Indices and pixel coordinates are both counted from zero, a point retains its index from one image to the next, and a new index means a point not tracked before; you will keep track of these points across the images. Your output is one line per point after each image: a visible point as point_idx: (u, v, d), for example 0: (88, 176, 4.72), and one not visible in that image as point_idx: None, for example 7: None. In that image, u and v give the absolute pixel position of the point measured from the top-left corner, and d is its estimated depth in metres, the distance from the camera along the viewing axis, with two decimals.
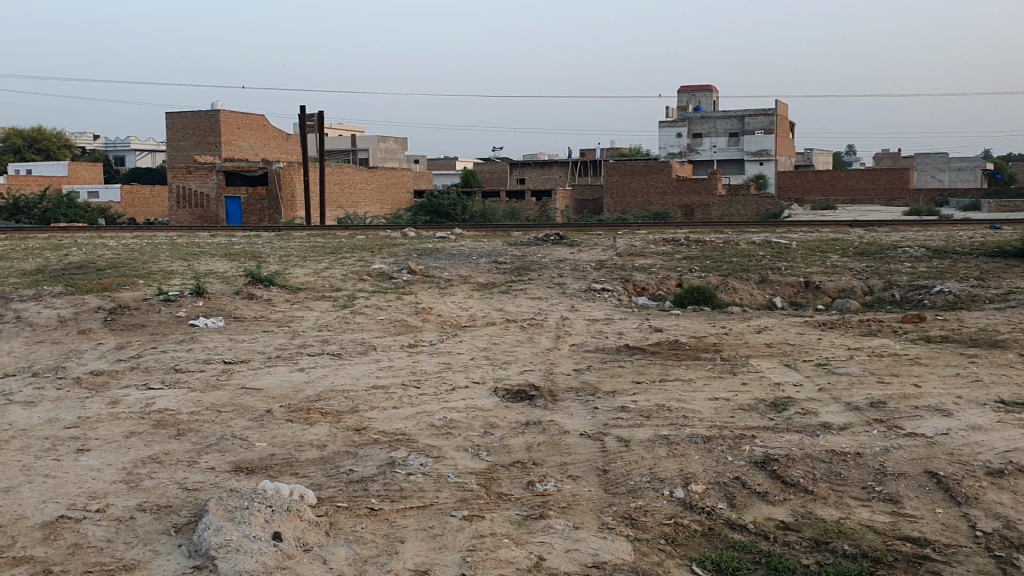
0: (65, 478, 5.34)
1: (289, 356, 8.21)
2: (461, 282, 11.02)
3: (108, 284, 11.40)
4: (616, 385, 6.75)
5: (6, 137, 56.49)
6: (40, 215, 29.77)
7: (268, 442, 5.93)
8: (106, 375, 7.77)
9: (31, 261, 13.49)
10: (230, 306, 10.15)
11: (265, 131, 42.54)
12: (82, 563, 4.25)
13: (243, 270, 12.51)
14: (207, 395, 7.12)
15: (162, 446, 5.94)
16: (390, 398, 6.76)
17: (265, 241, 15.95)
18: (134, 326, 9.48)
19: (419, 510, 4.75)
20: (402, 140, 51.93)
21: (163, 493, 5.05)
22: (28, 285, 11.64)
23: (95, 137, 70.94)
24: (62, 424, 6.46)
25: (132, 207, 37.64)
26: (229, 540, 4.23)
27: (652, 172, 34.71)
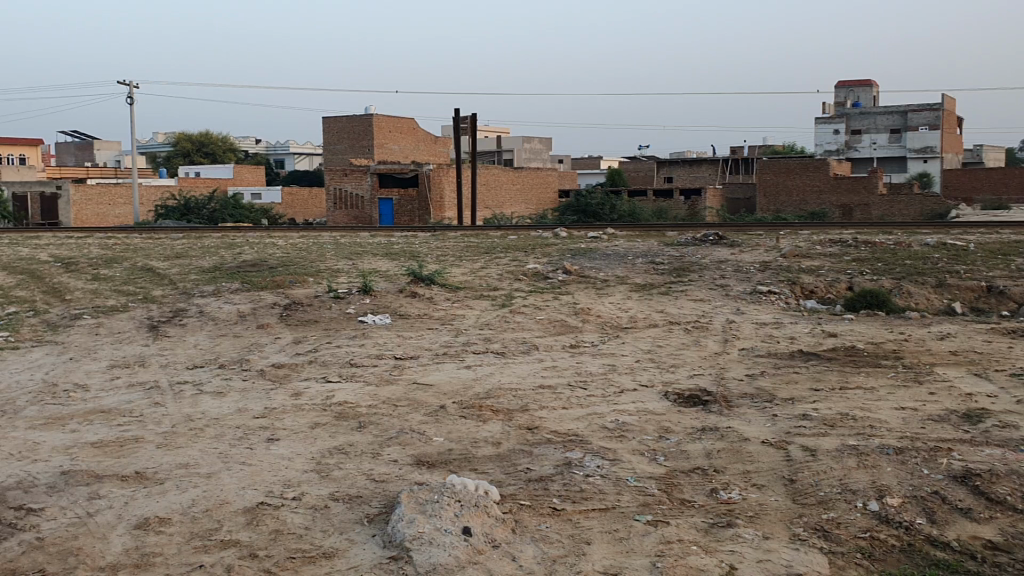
0: (259, 466, 5.61)
1: (456, 353, 8.38)
2: (619, 282, 10.97)
3: (281, 281, 11.96)
4: (793, 392, 6.54)
5: (178, 141, 60.29)
6: (209, 216, 31.79)
7: (445, 437, 6.06)
8: (286, 368, 8.13)
9: (208, 259, 14.31)
10: (395, 303, 10.45)
11: (415, 134, 43.61)
12: (285, 548, 4.45)
13: (405, 269, 12.85)
14: (382, 389, 7.35)
15: (347, 437, 6.16)
16: (560, 397, 6.78)
17: (423, 241, 16.35)
18: (308, 321, 9.90)
19: (603, 512, 4.73)
20: (547, 141, 52.21)
21: (353, 483, 5.24)
22: (208, 281, 12.35)
23: (256, 141, 74.59)
24: (251, 414, 6.81)
25: (291, 208, 39.39)
26: (422, 532, 4.35)
27: (808, 170, 33.71)
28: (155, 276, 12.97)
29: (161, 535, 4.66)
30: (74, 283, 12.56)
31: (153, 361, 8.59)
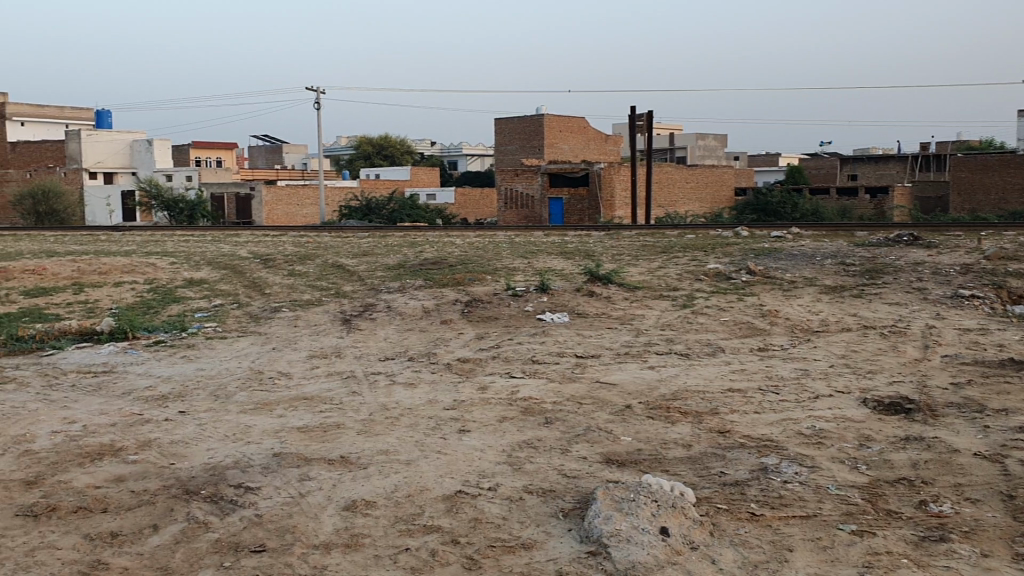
0: (454, 456, 5.79)
1: (639, 354, 8.36)
2: (806, 284, 10.62)
3: (462, 278, 12.30)
4: (1006, 403, 6.13)
5: (359, 144, 63.08)
6: (388, 215, 33.07)
7: (633, 437, 6.05)
8: (472, 362, 8.35)
9: (392, 256, 14.87)
10: (574, 302, 10.52)
11: (586, 133, 43.77)
12: (485, 537, 4.58)
13: (582, 268, 12.91)
14: (567, 386, 7.43)
15: (535, 432, 6.27)
16: (749, 401, 6.63)
17: (598, 240, 16.40)
18: (489, 318, 10.13)
19: (804, 520, 4.60)
20: (721, 139, 51.15)
21: (546, 477, 5.33)
22: (393, 278, 12.86)
23: (431, 142, 76.82)
24: (441, 405, 7.04)
25: (464, 208, 40.45)
26: (620, 529, 4.38)
27: (1009, 168, 31.44)
28: (343, 272, 13.61)
29: (367, 518, 4.89)
30: (271, 278, 13.36)
31: (346, 352, 9.02)
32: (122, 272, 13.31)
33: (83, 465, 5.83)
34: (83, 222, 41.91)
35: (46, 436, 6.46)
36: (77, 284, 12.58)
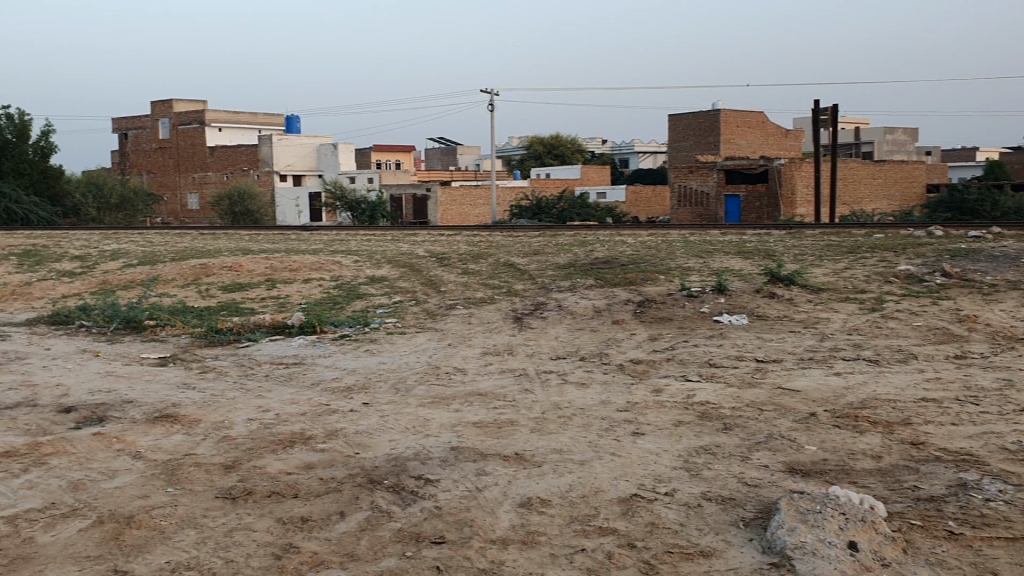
0: (629, 459, 5.74)
1: (822, 359, 8.01)
2: (1010, 288, 9.87)
3: (634, 278, 12.20)
4: None
5: (531, 144, 63.88)
6: (559, 215, 33.30)
7: (818, 446, 5.80)
8: (646, 364, 8.27)
9: (564, 255, 14.95)
10: (752, 303, 10.22)
11: (764, 128, 42.55)
12: (662, 542, 4.51)
13: (761, 268, 12.53)
14: (745, 391, 7.22)
15: (712, 437, 6.12)
16: (946, 413, 6.22)
17: (778, 239, 15.90)
18: (663, 318, 10.00)
19: (1010, 542, 4.26)
20: (911, 132, 48.46)
21: (725, 485, 5.19)
22: (565, 276, 12.93)
23: (603, 141, 76.74)
24: (615, 406, 7.00)
25: (636, 206, 40.17)
26: (805, 542, 4.21)
27: None
28: (517, 271, 13.80)
29: (543, 516, 4.92)
30: (448, 276, 13.71)
31: (519, 350, 9.13)
32: (309, 269, 14.04)
33: (276, 452, 6.17)
34: (274, 222, 44.57)
35: (242, 423, 6.88)
36: (269, 281, 13.36)
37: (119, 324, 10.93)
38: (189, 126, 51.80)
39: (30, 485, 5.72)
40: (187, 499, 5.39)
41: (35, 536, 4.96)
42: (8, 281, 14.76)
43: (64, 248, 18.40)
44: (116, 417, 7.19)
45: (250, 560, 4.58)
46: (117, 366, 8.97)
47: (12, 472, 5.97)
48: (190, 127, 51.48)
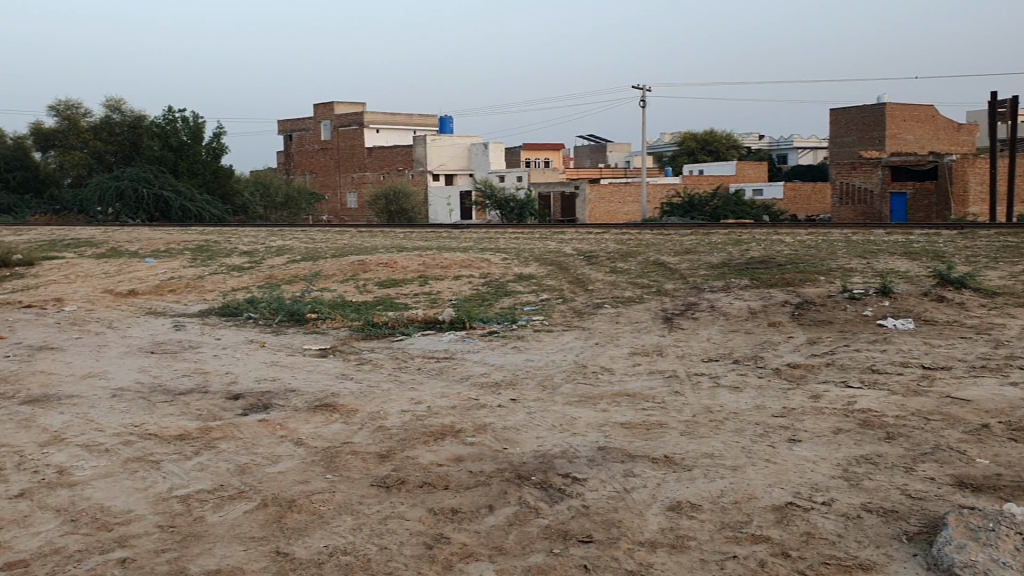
0: (784, 466, 5.56)
1: (996, 368, 7.52)
2: None
3: (791, 279, 11.81)
4: None
5: (684, 141, 62.97)
6: (711, 212, 32.71)
7: (990, 460, 5.45)
8: (803, 368, 7.99)
9: (717, 254, 14.66)
10: (919, 307, 9.71)
11: (935, 122, 40.38)
12: (818, 553, 4.35)
13: (929, 270, 11.89)
14: (911, 399, 6.86)
15: (874, 447, 5.85)
16: None
17: (949, 239, 15.06)
18: (822, 322, 9.65)
19: None
20: None
21: (887, 497, 4.95)
22: (718, 276, 12.67)
23: (759, 136, 74.73)
24: (770, 411, 6.80)
25: (794, 203, 39.01)
26: (975, 561, 3.97)
27: None
28: (667, 270, 13.62)
29: (693, 520, 4.84)
30: (597, 274, 13.70)
31: (669, 351, 9.01)
32: (461, 266, 14.32)
33: (427, 443, 6.32)
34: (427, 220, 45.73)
35: (396, 415, 7.08)
36: (422, 277, 13.71)
37: (283, 317, 11.48)
38: (348, 127, 53.83)
39: (202, 467, 6.09)
40: (343, 486, 5.60)
41: (205, 515, 5.28)
42: (184, 274, 15.76)
43: (234, 244, 19.48)
44: (279, 405, 7.55)
45: (402, 548, 4.72)
46: (280, 357, 9.42)
47: (186, 453, 6.37)
48: (349, 128, 53.41)
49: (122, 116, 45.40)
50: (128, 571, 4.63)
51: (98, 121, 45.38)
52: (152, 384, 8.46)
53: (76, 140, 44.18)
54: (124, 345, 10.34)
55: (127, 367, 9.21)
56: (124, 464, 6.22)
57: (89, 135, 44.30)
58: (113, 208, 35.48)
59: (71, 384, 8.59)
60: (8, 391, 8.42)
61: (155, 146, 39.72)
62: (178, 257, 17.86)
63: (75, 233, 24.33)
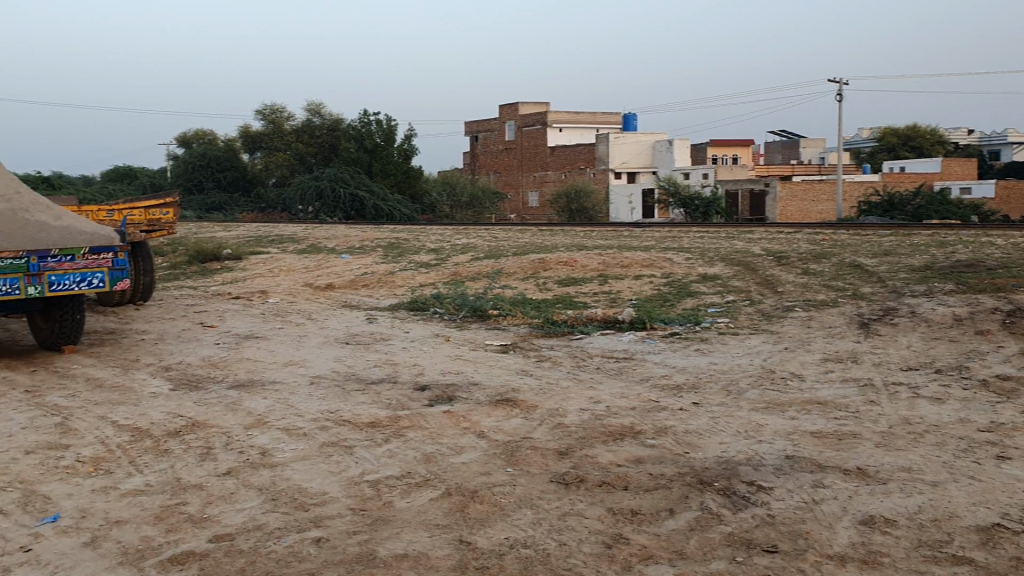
0: (991, 484, 5.18)
1: None
2: None
3: (1003, 284, 10.99)
4: None
5: (883, 136, 59.82)
6: (913, 212, 30.96)
7: None
8: (1015, 381, 7.41)
9: (919, 257, 13.84)
10: None
11: None
12: None
13: None
14: None
15: None
16: None
17: None
18: None
19: None
20: None
21: None
22: (919, 280, 11.96)
23: (967, 131, 69.92)
24: (976, 426, 6.35)
25: (1006, 202, 36.26)
26: None
27: None
28: (862, 272, 12.98)
29: (887, 537, 4.59)
30: (785, 276, 13.25)
31: (863, 358, 8.59)
32: (642, 265, 14.22)
33: (608, 443, 6.32)
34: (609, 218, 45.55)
35: (576, 412, 7.12)
36: (603, 276, 13.72)
37: (468, 313, 11.80)
38: (533, 127, 54.63)
39: (390, 454, 6.35)
40: (524, 480, 5.68)
41: (393, 501, 5.50)
42: (376, 270, 16.49)
43: (423, 241, 20.18)
44: (463, 398, 7.77)
45: (582, 545, 4.74)
46: (465, 351, 9.68)
47: (376, 440, 6.66)
48: (534, 129, 54.35)
49: (322, 119, 48.06)
50: (322, 550, 4.89)
51: (301, 124, 48.25)
52: (346, 374, 8.91)
53: (280, 142, 47.51)
54: (321, 336, 10.93)
55: (323, 357, 9.73)
56: (320, 448, 6.58)
57: (293, 138, 47.54)
58: (313, 206, 37.93)
59: (273, 371, 9.17)
60: (218, 376, 9.10)
61: (352, 147, 42.10)
62: (371, 254, 18.70)
63: (279, 230, 25.99)
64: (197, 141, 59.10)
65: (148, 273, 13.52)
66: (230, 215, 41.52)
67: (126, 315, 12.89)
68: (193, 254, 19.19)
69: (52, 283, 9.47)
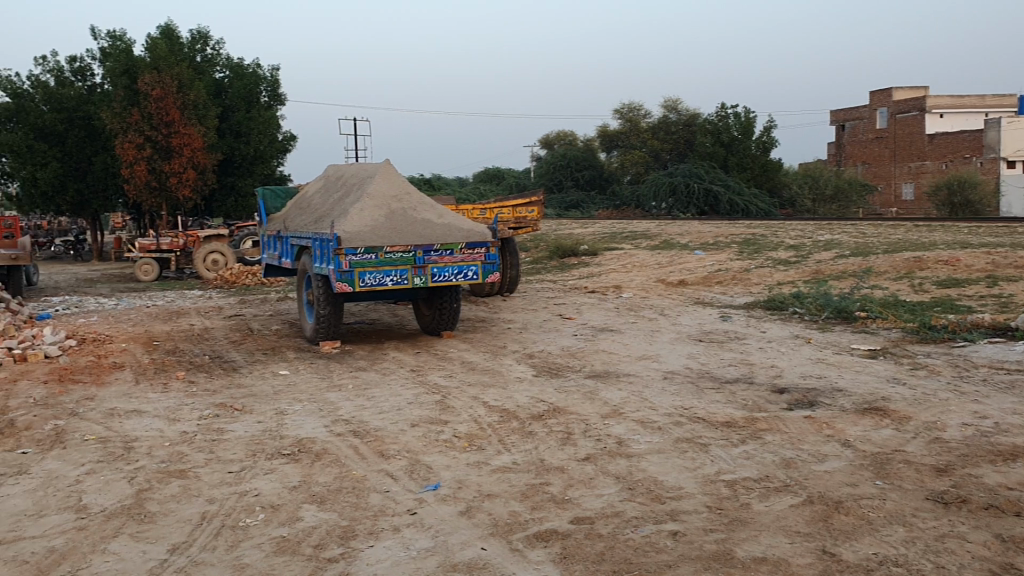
0: None
1: None
2: None
3: None
4: None
5: None
6: None
7: None
8: None
9: None
10: None
11: None
12: None
13: None
14: None
15: None
16: None
17: None
18: None
19: None
20: None
21: None
22: None
23: None
24: None
25: None
26: None
27: None
28: None
29: None
30: None
31: None
32: None
33: (995, 463, 5.72)
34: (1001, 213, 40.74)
35: (956, 427, 6.53)
36: (991, 277, 12.41)
37: (830, 314, 11.28)
38: (907, 114, 50.62)
39: (748, 455, 6.26)
40: (896, 495, 5.32)
41: (751, 503, 5.42)
42: (732, 266, 16.31)
43: (783, 237, 19.60)
44: (825, 403, 7.44)
45: (963, 570, 4.34)
46: (828, 354, 9.27)
47: (733, 440, 6.60)
48: (909, 115, 50.33)
49: (678, 115, 48.31)
50: (679, 544, 4.94)
51: (657, 121, 48.86)
52: (700, 371, 8.92)
53: (636, 139, 48.64)
54: (674, 332, 11.04)
55: (677, 353, 9.81)
56: (675, 443, 6.64)
57: (649, 134, 48.36)
58: (667, 202, 38.68)
59: (628, 364, 9.41)
60: (577, 366, 9.52)
61: (708, 142, 42.43)
62: (724, 250, 18.55)
63: (633, 226, 26.60)
64: (558, 142, 62.21)
65: (514, 266, 14.65)
66: (588, 213, 43.25)
67: (493, 304, 13.93)
68: (554, 250, 20.29)
69: (434, 275, 10.47)
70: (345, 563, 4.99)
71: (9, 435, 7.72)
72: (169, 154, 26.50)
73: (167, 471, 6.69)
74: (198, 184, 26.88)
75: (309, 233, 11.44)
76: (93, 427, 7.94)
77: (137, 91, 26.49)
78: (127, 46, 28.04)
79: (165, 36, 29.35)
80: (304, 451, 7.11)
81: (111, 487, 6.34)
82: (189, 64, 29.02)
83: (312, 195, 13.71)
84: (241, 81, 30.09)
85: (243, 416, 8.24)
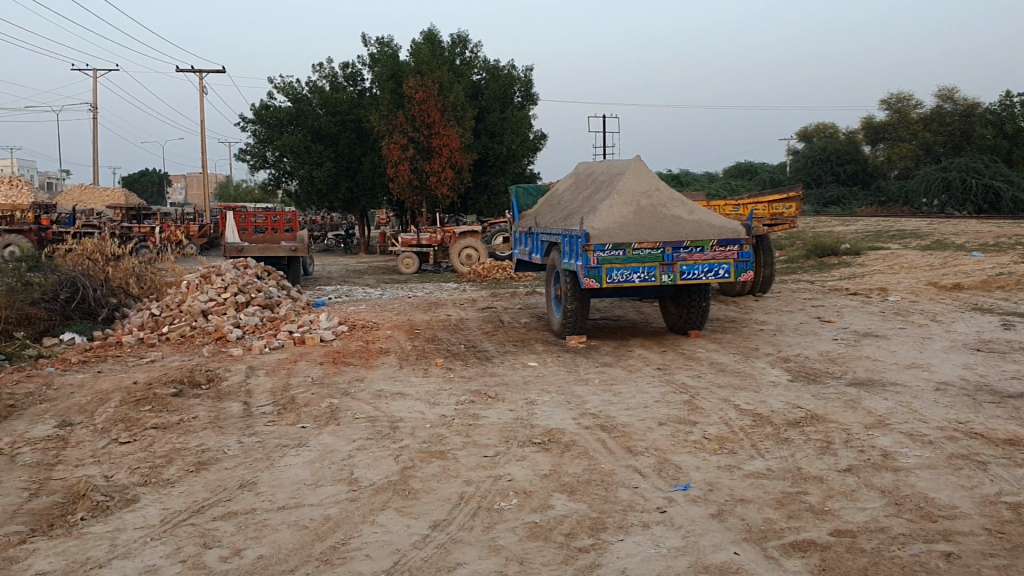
0: None
1: None
2: None
3: None
4: None
5: None
6: None
7: None
8: None
9: None
10: None
11: None
12: None
13: None
14: None
15: None
16: None
17: None
18: None
19: None
20: None
21: None
22: None
23: None
24: None
25: None
26: None
27: None
28: None
29: None
30: None
31: None
32: None
33: None
34: None
35: None
36: None
37: None
38: None
39: None
40: None
41: None
42: (1015, 270, 14.90)
43: None
44: None
45: None
46: None
47: (1016, 460, 6.05)
48: None
49: (954, 105, 44.57)
50: (953, 566, 4.61)
51: (929, 111, 45.43)
52: (979, 383, 8.23)
53: (905, 133, 45.57)
54: (948, 339, 10.26)
55: (951, 362, 9.11)
56: (948, 459, 6.19)
57: (921, 127, 45.00)
58: (940, 199, 35.94)
59: (894, 372, 8.87)
60: (836, 372, 9.09)
61: (989, 133, 38.99)
62: (1007, 252, 16.97)
63: (900, 224, 24.97)
64: (817, 134, 59.59)
65: (767, 265, 14.26)
66: (849, 210, 41.10)
67: (746, 304, 13.60)
68: (813, 249, 19.50)
69: (683, 272, 10.38)
70: (596, 554, 5.07)
71: (291, 411, 8.51)
72: (430, 154, 27.96)
73: (428, 451, 7.10)
74: (454, 182, 28.11)
75: (559, 229, 11.68)
76: (362, 406, 8.59)
77: (402, 94, 28.22)
78: (393, 51, 29.94)
79: (428, 41, 31.12)
80: (554, 441, 7.30)
81: (378, 463, 6.83)
82: (448, 67, 30.56)
83: (563, 192, 14.00)
84: (496, 83, 31.33)
85: (497, 404, 8.60)
